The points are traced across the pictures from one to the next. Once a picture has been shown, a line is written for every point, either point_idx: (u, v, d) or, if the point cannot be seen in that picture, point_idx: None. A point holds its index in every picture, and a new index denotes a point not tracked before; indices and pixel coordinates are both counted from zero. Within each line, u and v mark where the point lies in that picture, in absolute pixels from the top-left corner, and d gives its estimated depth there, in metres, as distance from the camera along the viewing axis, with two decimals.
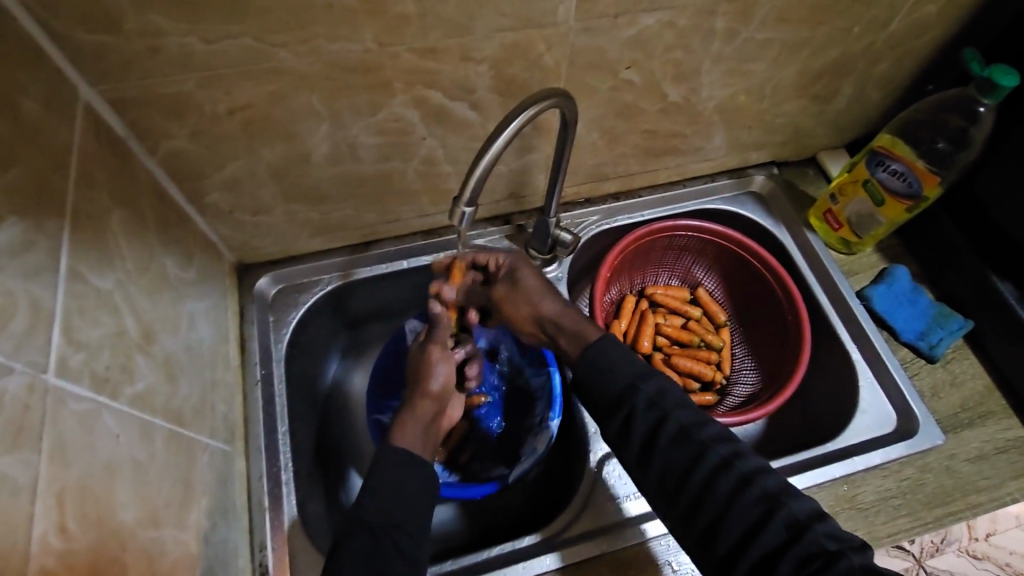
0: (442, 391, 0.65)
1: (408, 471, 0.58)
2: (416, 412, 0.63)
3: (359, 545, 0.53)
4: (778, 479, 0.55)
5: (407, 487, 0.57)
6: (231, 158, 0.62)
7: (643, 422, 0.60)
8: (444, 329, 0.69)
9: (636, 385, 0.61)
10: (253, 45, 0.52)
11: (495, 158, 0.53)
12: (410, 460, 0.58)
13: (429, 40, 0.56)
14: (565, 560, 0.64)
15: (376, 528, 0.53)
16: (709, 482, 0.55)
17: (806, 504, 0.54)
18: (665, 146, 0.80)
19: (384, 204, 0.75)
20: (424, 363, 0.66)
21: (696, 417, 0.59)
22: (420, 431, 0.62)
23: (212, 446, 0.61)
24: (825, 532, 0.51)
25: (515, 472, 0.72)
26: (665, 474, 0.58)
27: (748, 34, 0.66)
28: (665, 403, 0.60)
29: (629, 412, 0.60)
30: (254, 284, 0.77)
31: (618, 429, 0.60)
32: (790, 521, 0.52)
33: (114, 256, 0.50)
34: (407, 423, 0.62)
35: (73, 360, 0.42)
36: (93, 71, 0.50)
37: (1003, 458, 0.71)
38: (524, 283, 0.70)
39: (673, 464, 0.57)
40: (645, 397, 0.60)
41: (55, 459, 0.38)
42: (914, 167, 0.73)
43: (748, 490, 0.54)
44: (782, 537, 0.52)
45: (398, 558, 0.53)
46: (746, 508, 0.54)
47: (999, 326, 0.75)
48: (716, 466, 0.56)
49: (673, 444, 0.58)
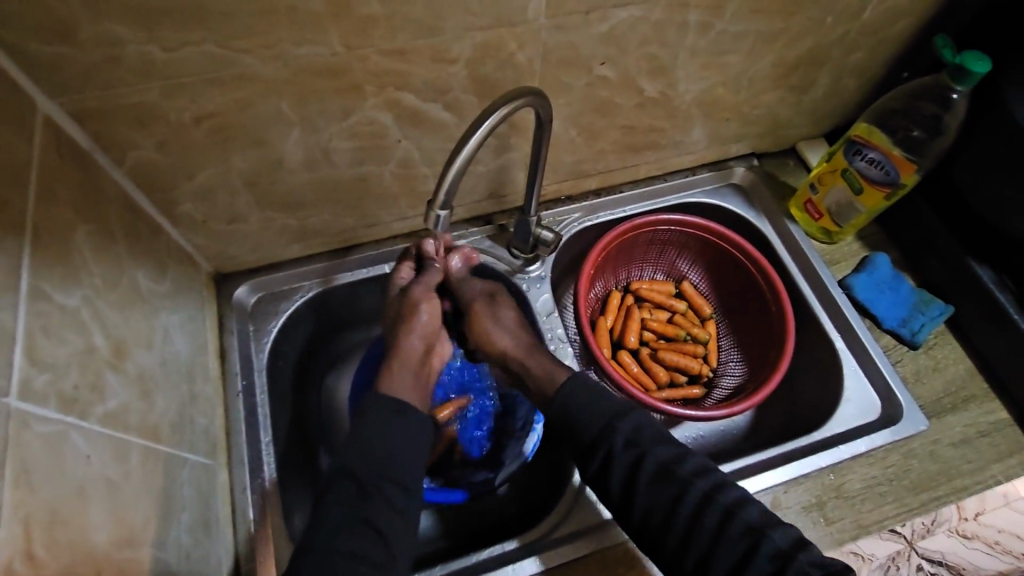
0: (427, 331, 0.65)
1: (398, 422, 0.57)
2: (405, 354, 0.63)
3: (341, 491, 0.54)
4: (759, 510, 0.56)
5: (393, 437, 0.56)
6: (201, 167, 0.61)
7: (625, 455, 0.60)
8: (434, 279, 0.68)
9: (613, 424, 0.61)
10: (215, 52, 0.51)
11: (467, 160, 0.52)
12: (399, 412, 0.58)
13: (398, 41, 0.55)
14: (547, 564, 0.64)
15: (363, 479, 0.54)
16: (694, 515, 0.56)
17: (788, 531, 0.55)
18: (644, 140, 0.80)
19: (362, 208, 0.74)
20: (409, 306, 0.65)
21: (673, 453, 0.60)
22: (408, 380, 0.62)
23: (192, 460, 0.60)
24: (809, 562, 0.53)
25: (501, 474, 0.73)
26: (648, 514, 0.58)
27: (721, 26, 0.66)
28: (643, 442, 0.60)
29: (608, 453, 0.60)
30: (232, 293, 0.76)
31: (598, 469, 0.60)
32: (774, 553, 0.54)
33: (80, 272, 0.49)
34: (394, 371, 0.62)
35: (38, 381, 0.41)
36: (51, 84, 0.49)
37: (986, 442, 0.72)
38: (501, 313, 0.69)
39: (657, 504, 0.58)
40: (623, 436, 0.60)
41: (20, 485, 0.37)
42: (891, 155, 0.73)
43: (733, 521, 0.55)
44: (768, 570, 0.53)
45: (387, 508, 0.54)
46: (733, 538, 0.55)
47: (978, 309, 0.75)
48: (698, 502, 0.57)
49: (655, 478, 0.58)
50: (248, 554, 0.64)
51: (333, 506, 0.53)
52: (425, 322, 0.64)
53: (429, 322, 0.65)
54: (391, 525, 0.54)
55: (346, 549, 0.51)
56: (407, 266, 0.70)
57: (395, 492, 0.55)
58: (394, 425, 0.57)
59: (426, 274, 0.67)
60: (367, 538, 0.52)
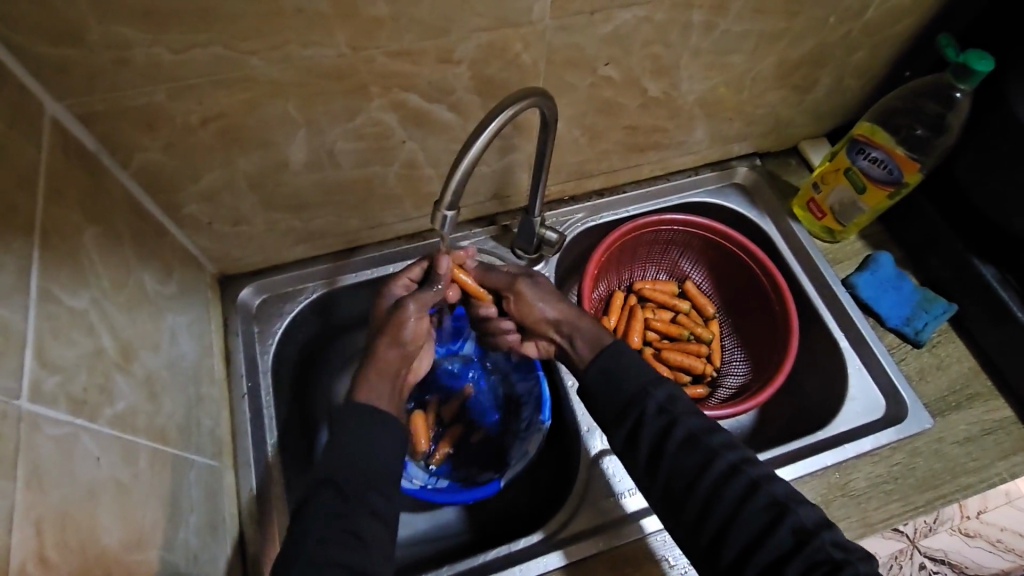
0: (409, 345, 0.65)
1: (370, 432, 0.57)
2: (383, 365, 0.63)
3: (322, 500, 0.53)
4: (786, 486, 0.56)
5: (373, 443, 0.57)
6: (207, 169, 0.61)
7: (655, 419, 0.60)
8: (433, 296, 0.65)
9: (648, 390, 0.62)
10: (223, 54, 0.51)
11: (474, 162, 0.52)
12: (376, 420, 0.58)
13: (403, 42, 0.55)
14: (569, 558, 0.64)
15: (346, 488, 0.54)
16: (717, 484, 0.56)
17: (813, 509, 0.55)
18: (647, 141, 0.80)
19: (367, 210, 0.74)
20: (397, 313, 0.63)
21: (705, 424, 0.60)
22: (383, 389, 0.62)
23: (200, 462, 0.60)
24: (831, 540, 0.53)
25: (508, 472, 0.72)
26: (672, 479, 0.58)
27: (726, 25, 0.66)
28: (675, 410, 0.61)
29: (638, 418, 0.61)
30: (237, 295, 0.76)
31: (625, 438, 0.61)
32: (797, 526, 0.53)
33: (89, 274, 0.49)
34: (370, 378, 0.62)
35: (48, 383, 0.41)
36: (59, 87, 0.49)
37: (990, 439, 0.72)
38: (541, 283, 0.71)
39: (681, 468, 0.58)
40: (656, 402, 0.61)
41: (33, 486, 0.37)
42: (894, 154, 0.73)
43: (760, 491, 0.55)
44: (789, 541, 0.53)
45: (370, 517, 0.54)
46: (758, 507, 0.55)
47: (981, 308, 0.75)
48: (726, 469, 0.57)
49: (684, 445, 0.59)
50: (255, 556, 0.63)
51: (339, 511, 0.53)
52: (410, 337, 0.64)
53: (412, 339, 0.65)
54: (372, 530, 0.53)
55: (324, 559, 0.50)
56: (416, 271, 0.68)
57: (378, 498, 0.55)
58: (370, 434, 0.57)
59: (422, 290, 0.64)
60: (346, 546, 0.51)
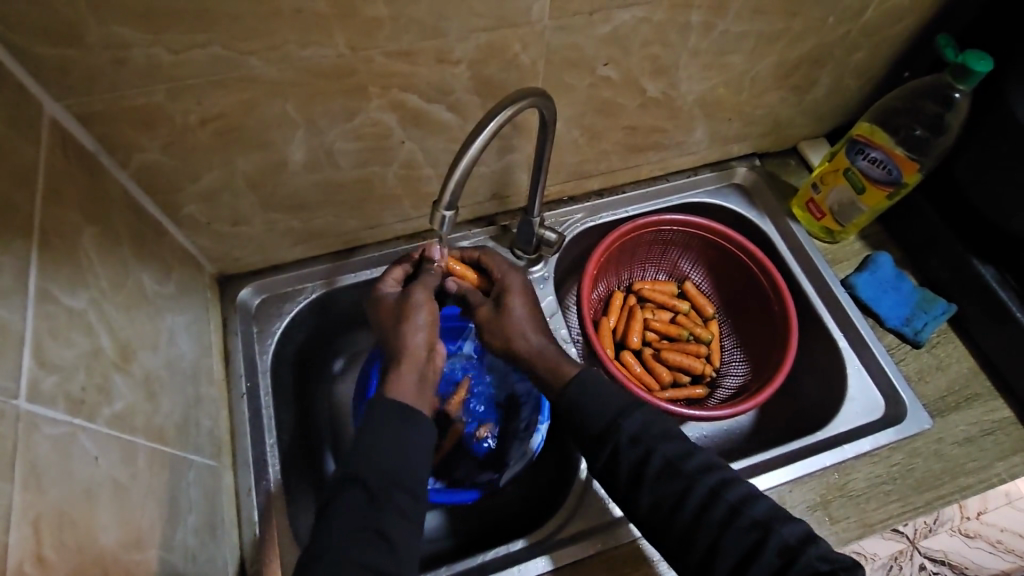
0: (428, 330, 0.63)
1: (404, 426, 0.57)
2: (411, 354, 0.61)
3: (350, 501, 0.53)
4: (765, 506, 0.56)
5: (404, 441, 0.56)
6: (206, 169, 0.61)
7: (631, 450, 0.60)
8: (433, 281, 0.67)
9: (619, 421, 0.61)
10: (222, 54, 0.51)
11: (473, 161, 0.52)
12: (406, 417, 0.57)
13: (402, 42, 0.55)
14: (558, 562, 0.64)
15: (370, 487, 0.53)
16: (702, 506, 0.56)
17: (799, 526, 0.55)
18: (646, 141, 0.80)
19: (366, 211, 0.74)
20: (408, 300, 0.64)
21: (680, 449, 0.60)
22: (413, 380, 0.60)
23: (198, 462, 0.60)
24: (818, 555, 0.52)
25: (505, 475, 0.76)
26: (654, 507, 0.58)
27: (724, 26, 0.66)
28: (649, 439, 0.60)
29: (614, 446, 0.60)
30: (237, 295, 0.76)
31: (606, 462, 0.61)
32: (783, 546, 0.53)
33: (88, 274, 0.49)
34: (401, 371, 0.60)
35: (46, 383, 0.41)
36: (58, 87, 0.49)
37: (989, 439, 0.72)
38: (509, 311, 0.68)
39: (662, 497, 0.58)
40: (628, 434, 0.60)
41: (30, 485, 0.37)
42: (893, 154, 0.73)
43: (742, 515, 0.55)
44: (776, 563, 0.53)
45: (399, 518, 0.53)
46: (741, 531, 0.55)
47: (980, 308, 0.75)
48: (705, 497, 0.57)
49: (662, 473, 0.58)
50: (254, 556, 0.63)
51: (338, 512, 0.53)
52: (427, 321, 0.63)
53: (429, 322, 0.63)
54: (397, 527, 0.53)
55: (349, 558, 0.50)
56: (399, 271, 0.69)
57: (406, 500, 0.54)
58: (393, 432, 0.56)
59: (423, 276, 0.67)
60: (370, 547, 0.51)
